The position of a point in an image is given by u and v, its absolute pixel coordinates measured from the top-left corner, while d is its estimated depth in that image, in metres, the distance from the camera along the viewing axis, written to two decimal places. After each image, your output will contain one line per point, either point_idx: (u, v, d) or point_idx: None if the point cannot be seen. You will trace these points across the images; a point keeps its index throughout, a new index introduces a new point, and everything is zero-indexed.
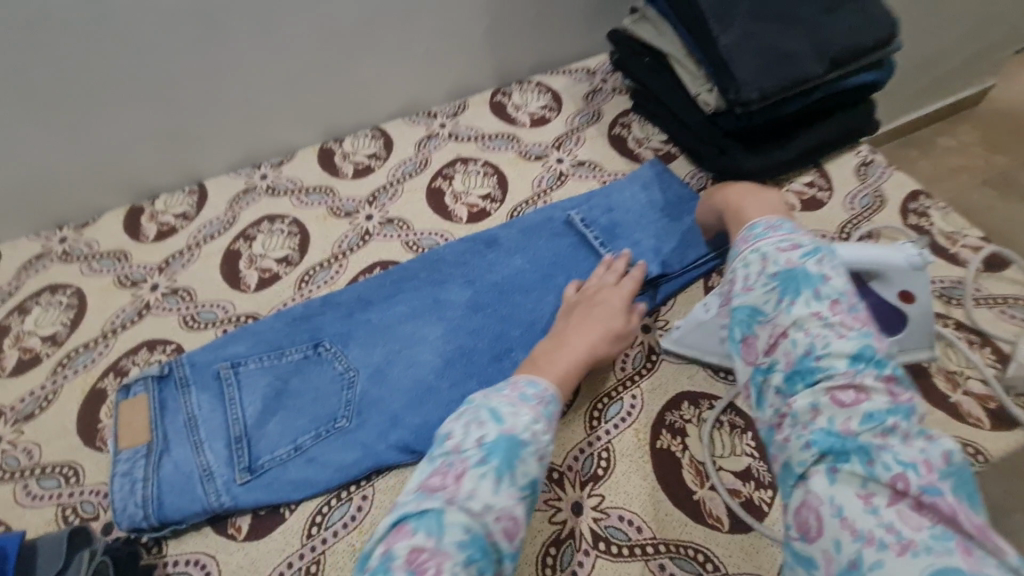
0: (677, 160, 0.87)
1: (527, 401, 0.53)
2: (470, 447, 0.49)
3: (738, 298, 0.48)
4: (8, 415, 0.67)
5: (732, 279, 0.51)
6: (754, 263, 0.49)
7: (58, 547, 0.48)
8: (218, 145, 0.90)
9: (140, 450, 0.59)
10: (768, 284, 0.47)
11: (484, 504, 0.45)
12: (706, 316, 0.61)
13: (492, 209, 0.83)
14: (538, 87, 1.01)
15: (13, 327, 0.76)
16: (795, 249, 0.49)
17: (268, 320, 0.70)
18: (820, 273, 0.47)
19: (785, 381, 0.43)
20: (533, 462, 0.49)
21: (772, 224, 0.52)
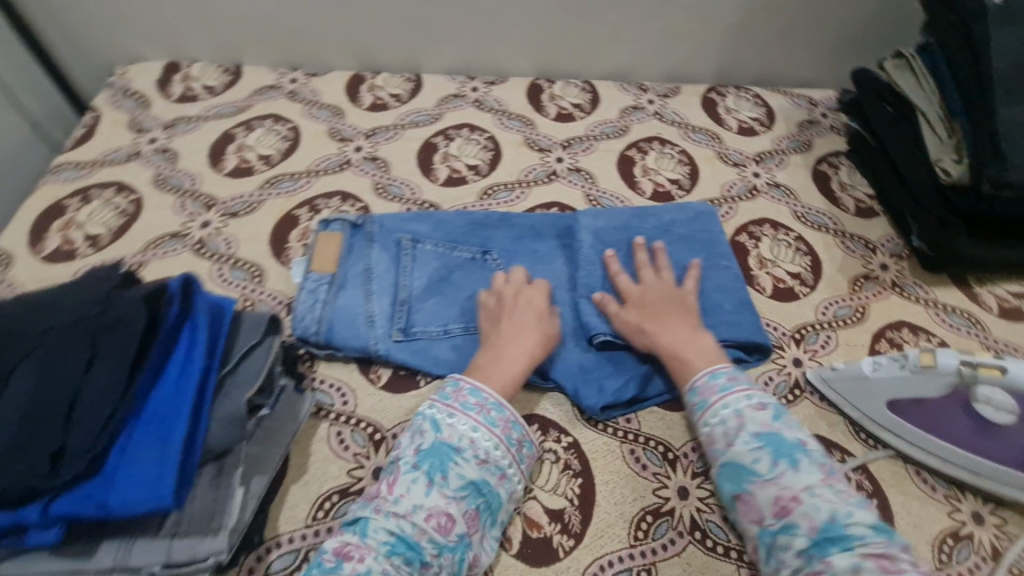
0: (877, 219, 0.83)
1: (470, 409, 0.53)
2: (408, 454, 0.52)
3: (724, 455, 0.52)
4: (218, 206, 0.77)
5: (707, 434, 0.54)
6: (730, 420, 0.53)
7: (257, 325, 0.54)
8: (447, 46, 0.96)
9: (325, 277, 0.67)
10: (755, 443, 0.51)
11: (412, 507, 0.48)
12: (869, 376, 0.59)
13: (677, 195, 0.84)
14: (754, 99, 0.99)
15: (237, 137, 0.86)
16: (762, 408, 0.53)
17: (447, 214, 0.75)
18: (796, 432, 0.52)
19: (804, 543, 0.45)
20: (468, 467, 0.51)
21: (735, 372, 0.57)
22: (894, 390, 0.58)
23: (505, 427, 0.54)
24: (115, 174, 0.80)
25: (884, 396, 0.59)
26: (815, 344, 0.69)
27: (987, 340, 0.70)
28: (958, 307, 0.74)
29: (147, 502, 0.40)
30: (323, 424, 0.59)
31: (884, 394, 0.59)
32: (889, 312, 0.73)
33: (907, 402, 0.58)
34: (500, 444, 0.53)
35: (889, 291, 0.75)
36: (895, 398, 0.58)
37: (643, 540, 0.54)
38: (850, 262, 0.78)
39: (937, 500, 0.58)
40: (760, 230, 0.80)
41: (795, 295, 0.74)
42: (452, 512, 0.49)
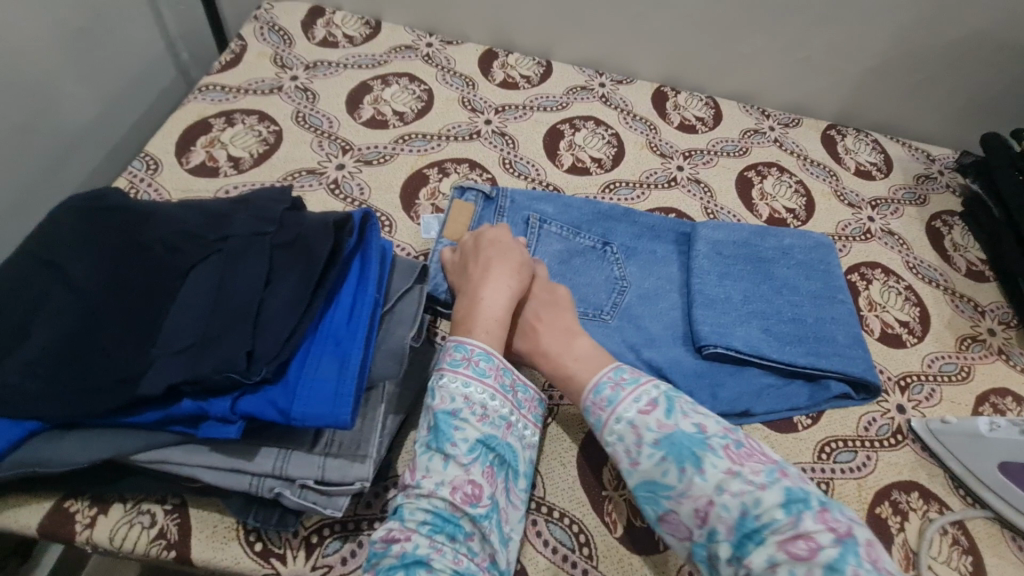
0: (988, 284, 0.83)
1: (456, 368, 0.52)
2: (420, 435, 0.51)
3: (634, 475, 0.50)
4: (353, 152, 0.79)
5: (612, 452, 0.51)
6: (626, 433, 0.50)
7: (410, 270, 0.56)
8: (583, 39, 0.97)
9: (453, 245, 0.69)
10: (655, 453, 0.49)
11: (436, 484, 0.48)
12: (984, 434, 0.60)
13: (792, 224, 0.84)
14: (873, 144, 0.99)
15: (374, 89, 0.88)
16: (653, 407, 0.51)
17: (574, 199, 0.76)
18: (691, 418, 0.50)
19: (730, 547, 0.45)
20: (470, 428, 0.50)
21: (619, 374, 0.54)
22: (1011, 452, 0.59)
23: (496, 375, 0.53)
24: (258, 103, 0.82)
25: (997, 456, 0.59)
26: (919, 394, 0.69)
27: None
28: None
29: (325, 418, 0.42)
30: None
31: (997, 455, 0.59)
32: (994, 377, 0.73)
33: (1019, 467, 0.59)
34: (495, 393, 0.52)
35: (995, 357, 0.75)
36: (1006, 460, 0.59)
37: None
38: (958, 321, 0.78)
39: None
40: (871, 273, 0.80)
41: (902, 343, 0.74)
42: (475, 477, 0.49)
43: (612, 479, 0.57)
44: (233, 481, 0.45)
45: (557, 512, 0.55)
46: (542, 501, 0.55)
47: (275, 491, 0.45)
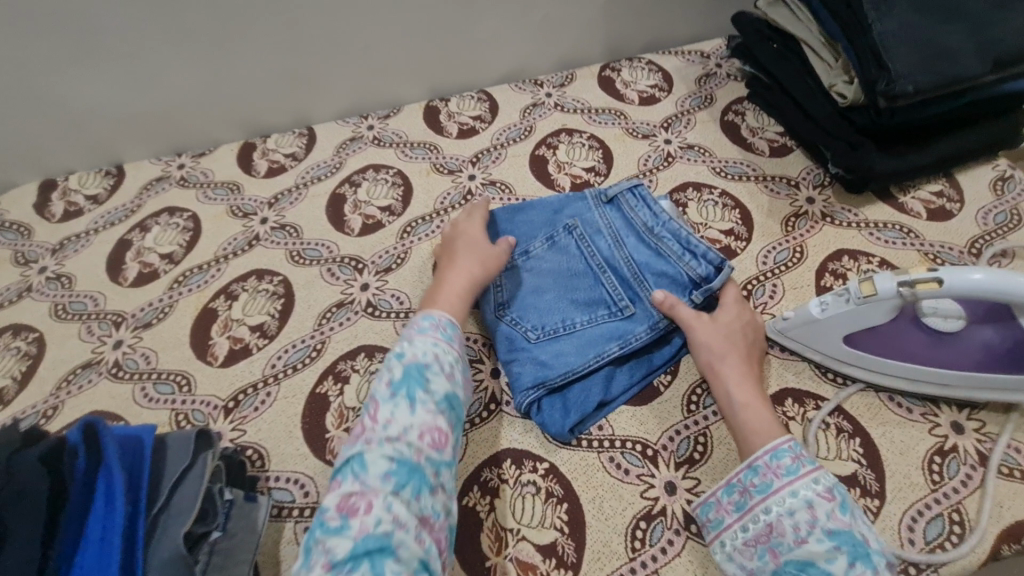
0: (794, 154, 0.83)
1: (426, 333, 0.54)
2: (380, 388, 0.50)
3: (789, 551, 0.45)
4: (128, 322, 0.72)
5: (766, 521, 0.47)
6: (800, 510, 0.46)
7: (184, 445, 0.50)
8: (331, 92, 0.92)
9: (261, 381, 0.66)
10: (831, 542, 0.44)
11: (402, 430, 0.47)
12: (820, 316, 0.58)
13: (596, 183, 0.82)
14: (648, 66, 0.98)
15: (133, 241, 0.80)
16: (830, 499, 0.46)
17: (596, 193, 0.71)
18: (862, 529, 0.45)
19: None
20: (440, 380, 0.51)
21: (777, 457, 0.49)
22: (845, 325, 0.57)
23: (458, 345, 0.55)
24: (8, 316, 0.74)
25: (838, 334, 0.58)
26: (763, 297, 0.69)
27: (923, 247, 0.71)
28: (888, 221, 0.74)
29: None
30: (288, 525, 0.55)
31: (837, 332, 0.58)
32: (826, 244, 0.73)
33: (859, 333, 0.57)
34: (458, 356, 0.54)
35: (821, 224, 0.75)
36: (846, 333, 0.57)
37: (642, 549, 0.52)
38: (778, 204, 0.77)
39: (915, 421, 0.58)
40: (684, 196, 0.79)
41: (733, 252, 0.73)
42: (441, 426, 0.49)
43: (492, 543, 0.53)
44: None
45: None
46: None
47: None
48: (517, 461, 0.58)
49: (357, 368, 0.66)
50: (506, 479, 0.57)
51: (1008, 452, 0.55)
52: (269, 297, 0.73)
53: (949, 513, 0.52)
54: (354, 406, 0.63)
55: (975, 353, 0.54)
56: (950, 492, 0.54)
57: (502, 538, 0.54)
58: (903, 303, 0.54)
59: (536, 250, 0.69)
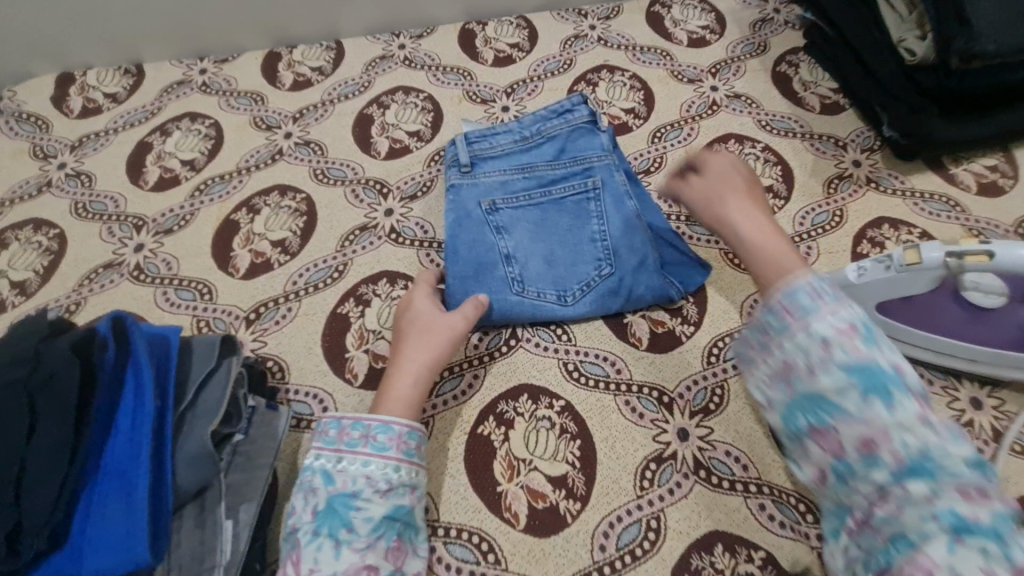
0: (846, 113, 0.78)
1: (354, 449, 0.49)
2: (304, 518, 0.47)
3: (802, 385, 0.39)
4: (149, 226, 0.71)
5: (779, 359, 0.40)
6: (815, 347, 0.38)
7: (210, 350, 0.50)
8: (360, 4, 0.86)
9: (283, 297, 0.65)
10: (846, 376, 0.37)
11: (328, 575, 0.44)
12: (853, 280, 0.56)
13: (634, 126, 0.79)
14: (701, 5, 0.92)
15: (154, 145, 0.78)
16: (852, 332, 0.38)
17: (471, 131, 0.70)
18: (889, 352, 0.38)
19: (888, 478, 0.35)
20: (374, 505, 0.47)
21: (816, 289, 0.40)
22: (882, 292, 0.55)
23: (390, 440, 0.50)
24: (29, 210, 0.73)
25: (872, 300, 0.57)
26: None
27: (968, 221, 0.69)
28: (936, 192, 0.71)
29: (121, 567, 0.38)
30: (306, 435, 0.56)
31: (872, 298, 0.56)
32: (867, 210, 0.70)
33: (892, 300, 0.56)
34: (400, 463, 0.49)
35: (865, 188, 0.72)
36: (878, 299, 0.56)
37: (650, 489, 0.54)
38: (822, 164, 0.74)
39: (935, 392, 0.58)
40: (725, 147, 0.76)
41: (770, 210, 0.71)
42: (373, 559, 0.45)
43: (504, 470, 0.55)
44: None
45: (457, 528, 0.53)
46: (438, 523, 0.53)
47: None
48: (533, 396, 0.59)
49: (379, 292, 0.65)
50: (521, 412, 0.57)
51: None
52: (292, 214, 0.71)
53: None
54: (375, 328, 0.63)
55: (1008, 332, 0.53)
56: None
57: (514, 466, 0.55)
58: (944, 275, 0.52)
59: (499, 211, 0.65)
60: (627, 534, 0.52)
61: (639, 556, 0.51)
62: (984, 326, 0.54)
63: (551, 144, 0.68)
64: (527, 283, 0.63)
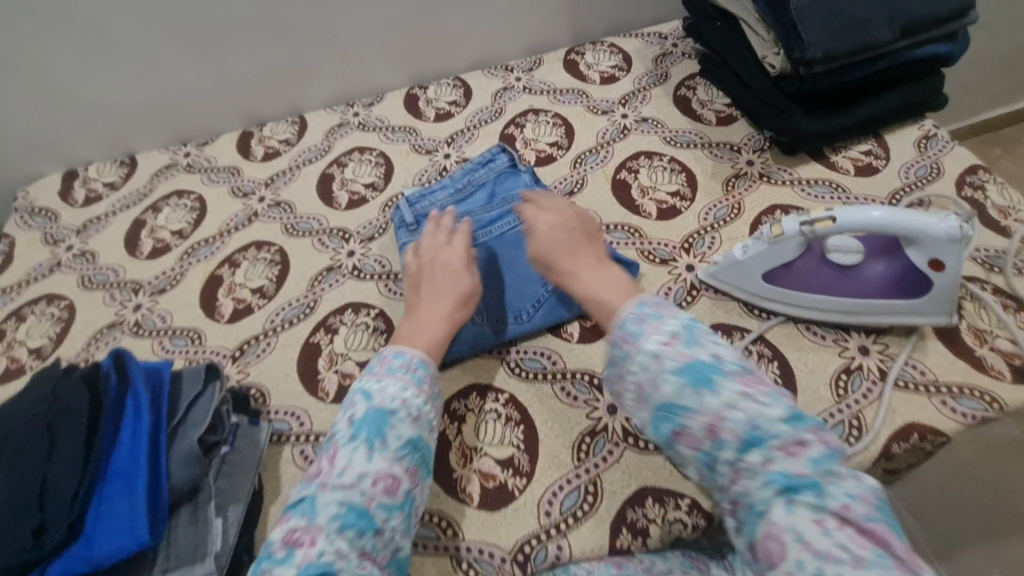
0: (738, 123, 0.91)
1: (395, 373, 0.57)
2: (343, 427, 0.54)
3: (654, 398, 0.48)
4: (145, 288, 0.82)
5: (633, 382, 0.49)
6: (651, 363, 0.48)
7: (197, 376, 0.60)
8: (319, 83, 1.02)
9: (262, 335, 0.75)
10: (677, 378, 0.47)
11: (358, 474, 0.51)
12: (740, 258, 0.67)
13: (558, 155, 0.91)
14: (610, 49, 1.06)
15: (148, 221, 0.91)
16: (675, 340, 0.48)
17: (411, 194, 0.81)
18: (709, 347, 0.48)
19: (735, 454, 0.44)
20: (405, 426, 0.54)
21: (642, 308, 0.52)
22: (763, 264, 0.65)
23: (410, 371, 0.58)
24: (42, 288, 0.84)
25: (758, 273, 0.66)
26: (703, 248, 0.77)
27: (849, 199, 0.79)
28: (821, 179, 0.82)
29: (128, 546, 0.46)
30: (286, 448, 0.65)
31: (757, 271, 0.66)
32: (762, 201, 0.81)
33: (773, 270, 0.66)
34: (426, 400, 0.57)
35: (758, 182, 0.83)
36: (763, 271, 0.66)
37: (586, 458, 0.61)
38: (721, 167, 0.86)
39: (829, 346, 0.66)
40: (637, 164, 0.88)
41: (678, 211, 0.82)
42: (397, 472, 0.52)
43: (459, 458, 0.63)
44: None
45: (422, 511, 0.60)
46: None
47: None
48: (481, 393, 0.67)
49: (345, 320, 0.75)
50: (472, 408, 0.66)
51: (905, 368, 0.63)
52: (267, 264, 0.82)
53: (851, 420, 0.61)
54: (343, 352, 0.72)
55: (874, 283, 0.62)
56: (853, 404, 0.62)
57: (467, 454, 0.63)
58: (806, 241, 0.62)
59: None
60: (569, 500, 0.59)
61: (580, 517, 0.58)
62: (854, 284, 0.63)
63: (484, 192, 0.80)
64: (481, 311, 0.71)
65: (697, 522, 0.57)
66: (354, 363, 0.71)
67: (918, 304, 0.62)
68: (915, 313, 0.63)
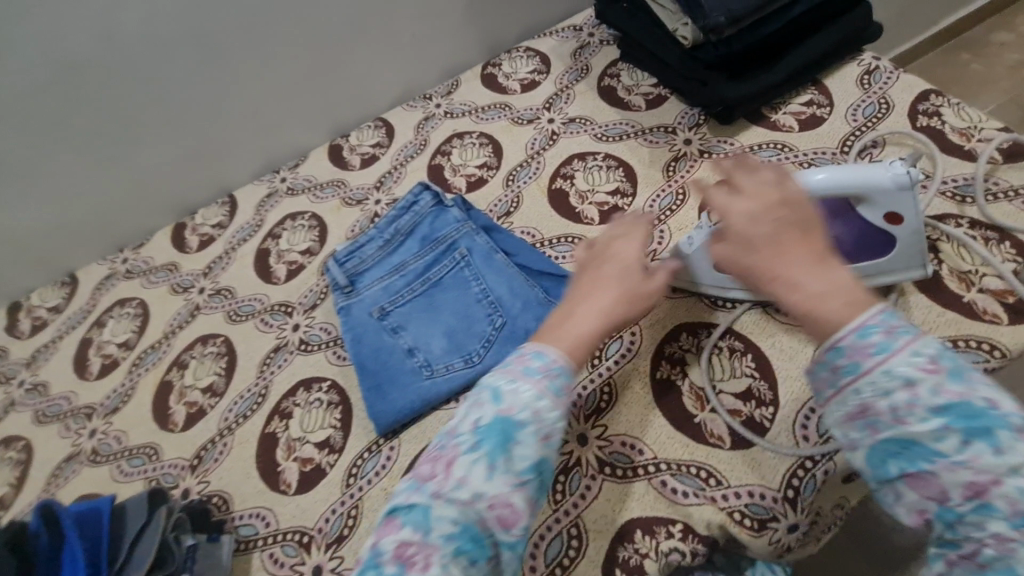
0: (668, 102, 0.86)
1: (528, 376, 0.47)
2: (467, 428, 0.46)
3: (887, 430, 0.37)
4: (98, 410, 0.79)
5: (856, 404, 0.39)
6: (899, 389, 0.37)
7: (140, 506, 0.56)
8: (240, 158, 0.99)
9: (217, 436, 0.72)
10: (940, 420, 0.36)
11: (474, 492, 0.43)
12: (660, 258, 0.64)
13: (489, 177, 0.87)
14: (526, 53, 1.02)
15: (94, 338, 0.88)
16: (936, 369, 0.37)
17: (339, 252, 0.76)
18: (980, 390, 0.37)
19: (1011, 529, 0.34)
20: (534, 445, 0.45)
21: (889, 318, 0.40)
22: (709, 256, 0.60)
23: (546, 375, 0.48)
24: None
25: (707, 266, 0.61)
26: (653, 244, 0.72)
27: (797, 157, 0.73)
28: (764, 141, 0.77)
29: None
30: (254, 554, 0.61)
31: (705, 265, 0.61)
32: (706, 179, 0.76)
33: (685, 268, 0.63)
34: (549, 399, 0.47)
35: (699, 160, 0.78)
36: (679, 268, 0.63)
37: (563, 500, 0.56)
38: (658, 153, 0.81)
39: (803, 324, 0.60)
40: (571, 168, 0.83)
41: (621, 209, 0.77)
42: (516, 500, 0.44)
43: None
44: None
45: None
46: None
47: None
48: None
49: (298, 402, 0.71)
50: None
51: None
52: (215, 357, 0.79)
53: None
54: (299, 436, 0.68)
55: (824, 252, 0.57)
56: None
57: None
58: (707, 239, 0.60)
59: (390, 314, 0.71)
60: (552, 549, 0.54)
61: (567, 566, 0.53)
62: None
63: (414, 236, 0.76)
64: (433, 364, 0.67)
65: (694, 549, 0.52)
66: (312, 446, 0.67)
67: (883, 262, 0.57)
68: (874, 275, 0.57)
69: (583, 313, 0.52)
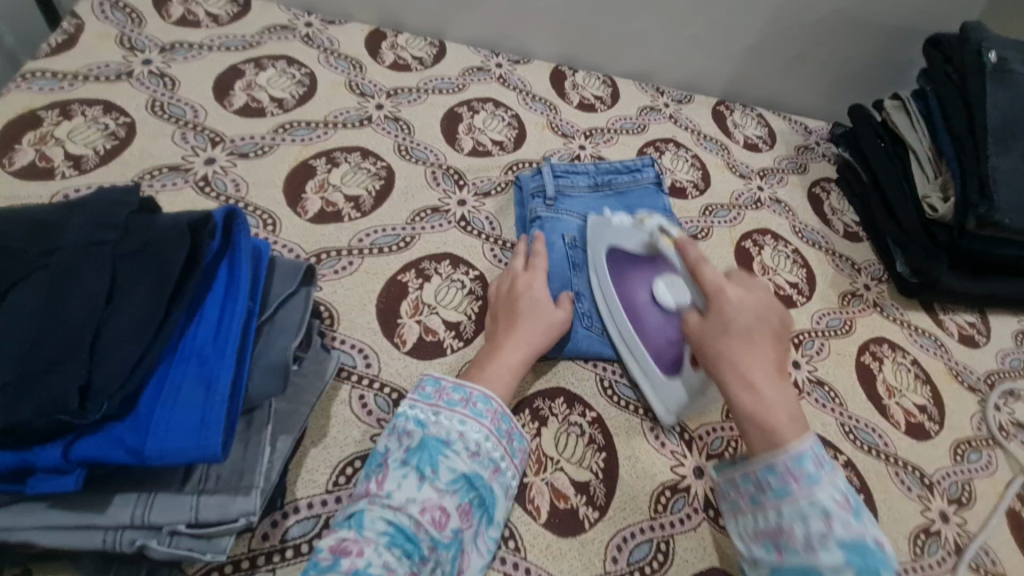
0: (861, 244, 0.90)
1: (789, 495, 0.44)
2: (394, 451, 0.47)
3: (794, 556, 0.43)
4: (225, 144, 0.70)
5: (773, 524, 0.45)
6: (815, 519, 0.43)
7: (293, 273, 0.49)
8: (474, 17, 0.91)
9: (343, 252, 0.65)
10: (842, 556, 0.41)
11: (407, 499, 0.44)
12: (613, 223, 0.66)
13: (691, 195, 0.87)
14: (758, 118, 1.03)
15: (246, 73, 0.78)
16: (845, 508, 0.43)
17: (554, 166, 0.75)
18: (876, 534, 0.43)
19: None
20: (460, 460, 0.47)
21: (819, 449, 0.46)
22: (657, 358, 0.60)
23: (492, 419, 0.50)
24: (102, 91, 0.70)
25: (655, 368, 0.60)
26: (811, 349, 0.75)
27: (950, 360, 0.79)
28: (927, 330, 0.82)
29: (189, 453, 0.36)
30: (345, 386, 0.56)
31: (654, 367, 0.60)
32: (872, 327, 0.79)
33: (626, 253, 0.63)
34: (489, 437, 0.49)
35: (871, 309, 0.82)
36: (616, 248, 0.64)
37: (663, 513, 0.56)
38: (840, 279, 0.84)
39: (912, 499, 0.65)
40: (763, 240, 0.85)
41: (793, 302, 0.79)
42: (447, 506, 0.45)
43: (532, 463, 0.56)
44: (85, 539, 0.36)
45: None
46: None
47: (139, 543, 0.37)
48: (569, 402, 0.61)
49: (440, 271, 0.67)
50: (555, 413, 0.59)
51: (980, 551, 0.62)
52: (369, 176, 0.73)
53: None
54: (430, 303, 0.64)
55: (653, 334, 0.60)
56: (926, 566, 0.60)
57: (541, 462, 0.56)
58: (655, 247, 0.62)
59: (576, 249, 0.69)
60: (637, 552, 0.53)
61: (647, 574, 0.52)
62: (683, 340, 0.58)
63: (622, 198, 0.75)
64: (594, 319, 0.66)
65: None
66: (441, 319, 0.63)
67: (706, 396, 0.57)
68: (649, 378, 0.61)
69: (515, 342, 0.57)
